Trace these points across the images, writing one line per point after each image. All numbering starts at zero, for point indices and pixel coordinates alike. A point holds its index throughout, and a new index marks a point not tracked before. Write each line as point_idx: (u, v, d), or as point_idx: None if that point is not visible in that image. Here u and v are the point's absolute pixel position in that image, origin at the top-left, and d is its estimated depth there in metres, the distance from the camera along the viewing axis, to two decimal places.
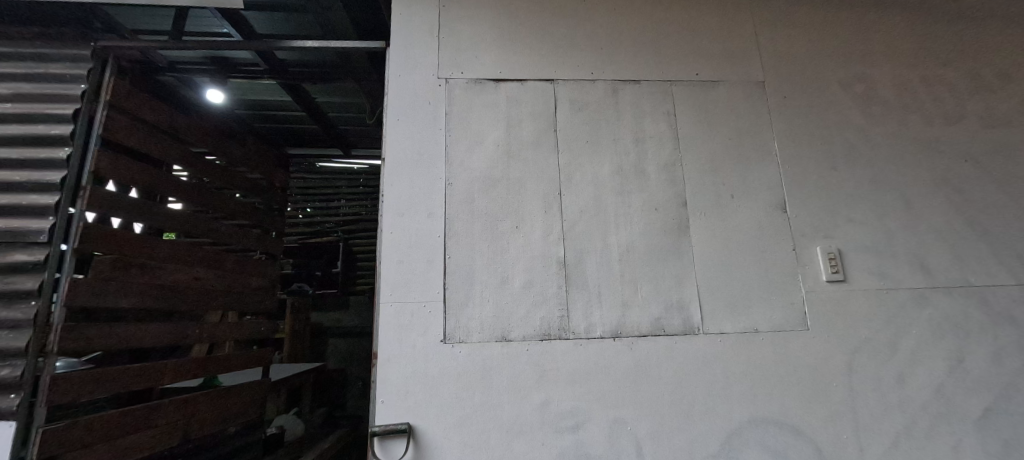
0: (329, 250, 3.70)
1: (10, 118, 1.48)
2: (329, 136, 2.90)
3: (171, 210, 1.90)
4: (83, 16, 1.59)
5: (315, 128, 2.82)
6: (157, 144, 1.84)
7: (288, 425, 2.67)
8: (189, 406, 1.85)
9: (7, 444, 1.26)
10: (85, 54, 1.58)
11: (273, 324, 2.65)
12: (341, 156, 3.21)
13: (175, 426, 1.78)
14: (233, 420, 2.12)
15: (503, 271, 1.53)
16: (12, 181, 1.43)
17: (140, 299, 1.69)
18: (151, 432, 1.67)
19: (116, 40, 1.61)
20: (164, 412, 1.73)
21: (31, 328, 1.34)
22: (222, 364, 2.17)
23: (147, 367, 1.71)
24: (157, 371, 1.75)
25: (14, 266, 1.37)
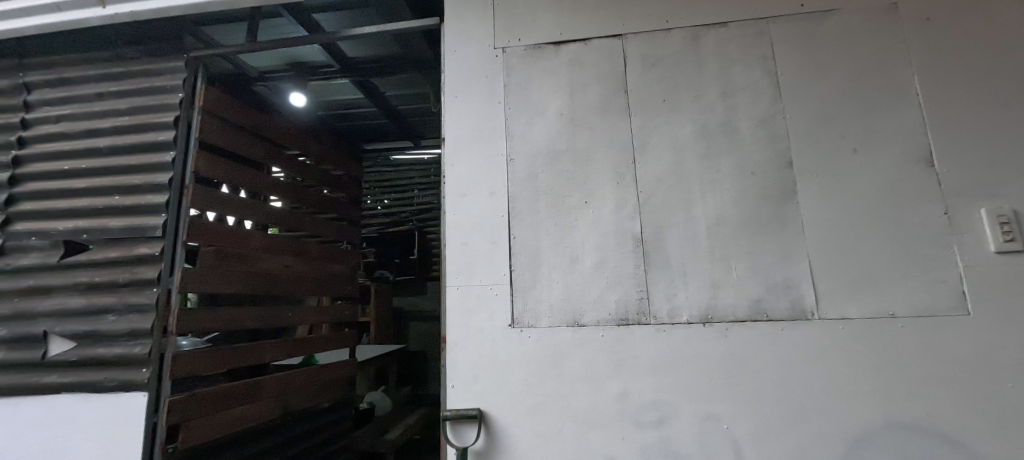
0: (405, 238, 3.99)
1: (129, 128, 1.69)
2: (399, 128, 2.95)
3: (267, 206, 2.09)
4: (176, 32, 1.76)
5: (385, 122, 2.89)
6: (247, 145, 2.00)
7: (377, 401, 2.95)
8: (285, 383, 2.02)
9: (142, 410, 1.46)
10: (180, 66, 1.73)
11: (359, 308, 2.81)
12: (413, 147, 3.31)
13: (274, 402, 1.94)
14: (328, 395, 2.30)
15: (573, 250, 1.41)
16: (133, 183, 1.64)
17: (240, 286, 1.86)
18: (255, 406, 1.85)
19: (204, 49, 1.76)
20: (264, 388, 1.90)
21: (155, 310, 1.53)
22: (315, 345, 2.33)
23: (249, 347, 1.88)
24: (255, 349, 1.94)
25: (140, 257, 1.57)
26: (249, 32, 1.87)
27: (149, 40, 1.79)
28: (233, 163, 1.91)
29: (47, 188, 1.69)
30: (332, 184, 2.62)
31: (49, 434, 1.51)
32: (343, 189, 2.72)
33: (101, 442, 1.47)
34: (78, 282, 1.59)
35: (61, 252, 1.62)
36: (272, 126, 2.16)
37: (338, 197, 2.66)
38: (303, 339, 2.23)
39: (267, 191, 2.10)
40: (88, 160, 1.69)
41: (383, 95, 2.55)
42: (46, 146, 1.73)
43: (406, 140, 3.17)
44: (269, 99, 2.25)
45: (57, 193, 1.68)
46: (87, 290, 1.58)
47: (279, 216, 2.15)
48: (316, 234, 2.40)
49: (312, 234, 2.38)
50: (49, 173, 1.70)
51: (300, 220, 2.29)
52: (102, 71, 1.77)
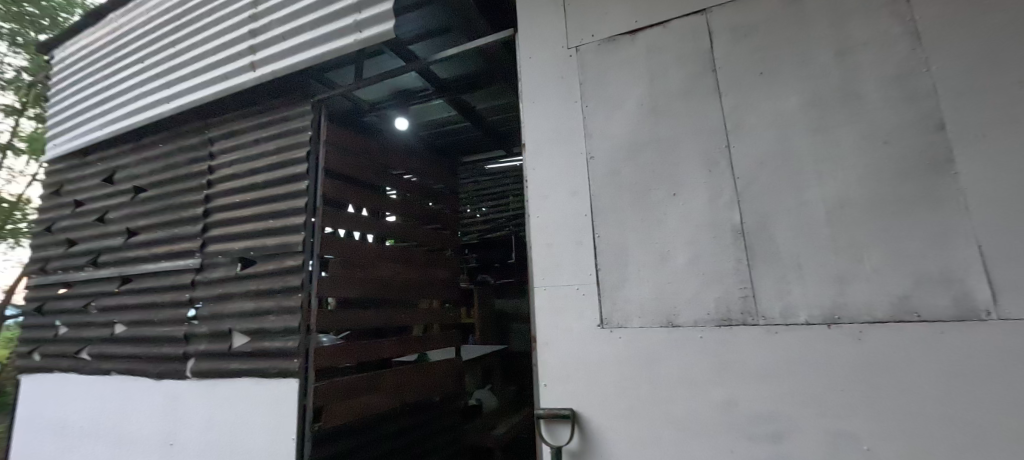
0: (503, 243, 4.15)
1: (279, 164, 2.12)
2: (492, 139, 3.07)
3: (380, 221, 2.42)
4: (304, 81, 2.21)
5: (478, 135, 3.04)
6: (362, 169, 2.35)
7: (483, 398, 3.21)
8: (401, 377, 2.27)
9: (297, 391, 1.76)
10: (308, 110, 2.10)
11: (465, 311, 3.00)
12: (505, 155, 3.37)
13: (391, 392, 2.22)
14: (438, 390, 2.52)
15: (663, 246, 1.32)
16: (282, 208, 2.02)
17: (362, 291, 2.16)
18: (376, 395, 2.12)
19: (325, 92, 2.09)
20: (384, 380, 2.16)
21: (301, 310, 1.84)
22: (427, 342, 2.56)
23: (371, 345, 2.15)
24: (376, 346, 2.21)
25: (288, 269, 1.91)
26: (359, 72, 2.17)
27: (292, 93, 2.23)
28: (351, 185, 2.27)
29: (231, 217, 2.20)
30: (434, 197, 2.93)
31: (236, 409, 1.92)
32: (442, 202, 3.00)
33: (270, 419, 1.82)
34: (248, 289, 2.00)
35: (238, 265, 2.09)
36: (380, 152, 2.49)
37: (438, 208, 2.93)
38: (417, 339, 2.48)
39: (380, 207, 2.44)
40: (253, 192, 2.17)
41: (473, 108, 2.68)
42: (231, 185, 2.27)
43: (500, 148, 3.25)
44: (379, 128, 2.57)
45: (236, 220, 2.17)
46: (254, 295, 1.98)
47: (390, 228, 2.48)
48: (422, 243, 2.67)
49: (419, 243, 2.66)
50: (232, 205, 2.23)
51: (407, 231, 2.60)
52: (263, 122, 2.28)
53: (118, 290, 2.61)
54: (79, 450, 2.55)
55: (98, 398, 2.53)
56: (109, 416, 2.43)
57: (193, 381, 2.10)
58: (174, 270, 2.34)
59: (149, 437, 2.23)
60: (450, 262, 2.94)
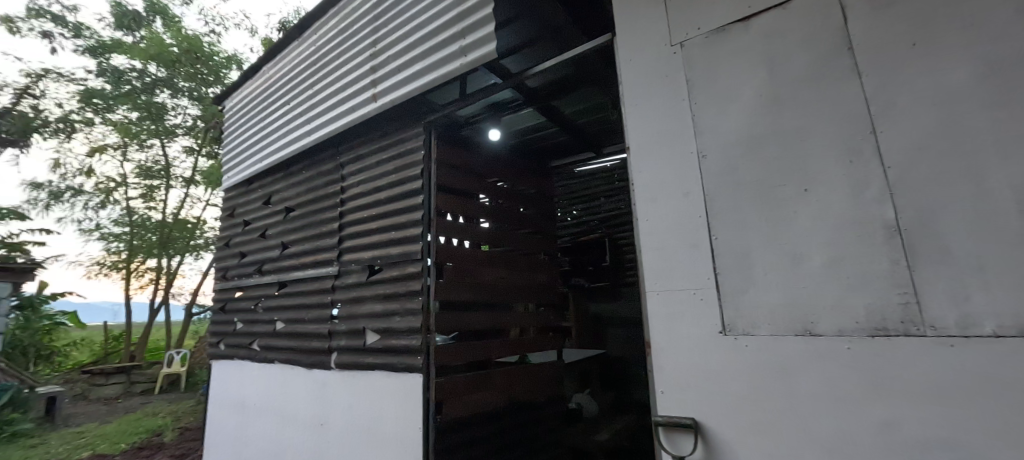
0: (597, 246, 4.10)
1: (399, 181, 2.40)
2: (581, 141, 3.08)
3: (480, 229, 2.55)
4: (414, 107, 2.44)
5: (568, 139, 3.08)
6: (465, 181, 2.53)
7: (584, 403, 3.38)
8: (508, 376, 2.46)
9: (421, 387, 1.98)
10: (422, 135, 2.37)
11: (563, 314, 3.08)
12: (594, 158, 3.30)
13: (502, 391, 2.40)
14: (539, 393, 2.63)
15: (794, 248, 1.21)
16: (403, 221, 2.28)
17: (471, 296, 2.33)
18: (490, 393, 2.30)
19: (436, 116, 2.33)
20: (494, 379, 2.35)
21: (422, 313, 2.07)
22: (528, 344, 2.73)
23: (479, 346, 2.32)
24: (484, 347, 2.38)
25: (410, 274, 2.16)
26: (463, 93, 2.37)
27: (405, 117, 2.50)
28: (456, 197, 2.44)
29: (361, 229, 2.54)
30: (529, 203, 3.04)
31: (372, 399, 2.20)
32: (537, 208, 3.12)
33: (401, 409, 2.05)
34: (377, 293, 2.29)
35: (368, 272, 2.41)
36: (481, 164, 2.69)
37: (534, 214, 3.05)
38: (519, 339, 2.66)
39: (480, 216, 2.60)
40: (378, 207, 2.48)
41: (565, 113, 2.72)
42: (360, 202, 2.63)
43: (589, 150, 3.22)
44: (481, 142, 2.75)
45: (365, 232, 2.50)
46: (382, 298, 2.27)
47: (489, 235, 2.61)
48: (520, 249, 2.82)
49: (518, 248, 2.82)
50: (361, 219, 2.57)
51: (505, 237, 2.72)
52: (385, 145, 2.60)
53: (277, 293, 3.14)
54: (254, 426, 3.10)
55: (266, 383, 3.06)
56: (275, 397, 2.93)
57: (337, 372, 2.44)
58: (319, 277, 2.77)
59: (305, 417, 2.64)
60: (547, 267, 3.04)
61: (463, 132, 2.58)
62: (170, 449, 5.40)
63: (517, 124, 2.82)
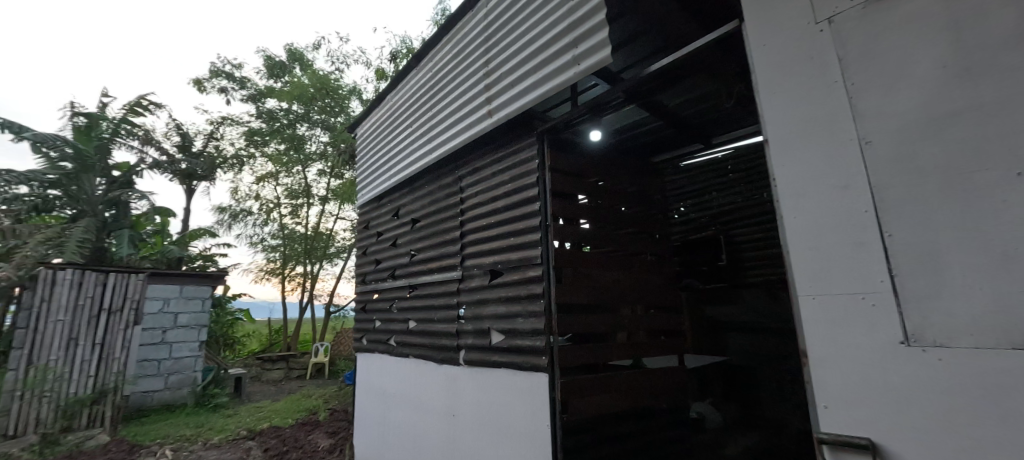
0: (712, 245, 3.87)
1: (516, 191, 2.55)
2: (688, 133, 2.99)
3: (580, 228, 2.55)
4: (527, 120, 2.58)
5: (672, 133, 2.98)
6: (566, 184, 2.52)
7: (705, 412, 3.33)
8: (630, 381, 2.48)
9: (545, 386, 2.08)
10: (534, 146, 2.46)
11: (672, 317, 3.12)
12: (702, 148, 3.28)
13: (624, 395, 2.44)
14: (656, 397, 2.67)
15: (1005, 245, 1.00)
16: (521, 227, 2.43)
17: (580, 295, 2.41)
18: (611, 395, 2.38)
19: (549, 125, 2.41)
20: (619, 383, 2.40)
21: (544, 315, 2.18)
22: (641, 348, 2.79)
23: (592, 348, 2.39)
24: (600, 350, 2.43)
25: (531, 277, 2.29)
26: (572, 102, 2.44)
27: (516, 129, 2.64)
28: (562, 200, 2.47)
29: (482, 237, 2.75)
30: (630, 202, 3.00)
31: (500, 395, 2.38)
32: (640, 204, 3.09)
33: (529, 407, 2.17)
34: (500, 295, 2.49)
35: (490, 275, 2.62)
36: (588, 167, 2.72)
37: (636, 212, 3.04)
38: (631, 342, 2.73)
39: (581, 216, 2.59)
40: (496, 216, 2.67)
41: (673, 108, 2.62)
42: (478, 211, 2.85)
43: (696, 142, 3.17)
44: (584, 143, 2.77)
45: (486, 239, 2.71)
46: (505, 300, 2.45)
47: (589, 234, 2.60)
48: (624, 250, 2.87)
49: (622, 249, 2.86)
50: (481, 228, 2.78)
51: (603, 236, 2.71)
52: (499, 157, 2.78)
53: (410, 294, 3.52)
54: (394, 413, 3.50)
55: (402, 375, 3.46)
56: (411, 389, 3.29)
57: (466, 368, 2.68)
58: (445, 280, 3.05)
59: (438, 408, 2.92)
60: (653, 268, 3.07)
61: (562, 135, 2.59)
62: (325, 425, 6.36)
63: (620, 124, 2.83)
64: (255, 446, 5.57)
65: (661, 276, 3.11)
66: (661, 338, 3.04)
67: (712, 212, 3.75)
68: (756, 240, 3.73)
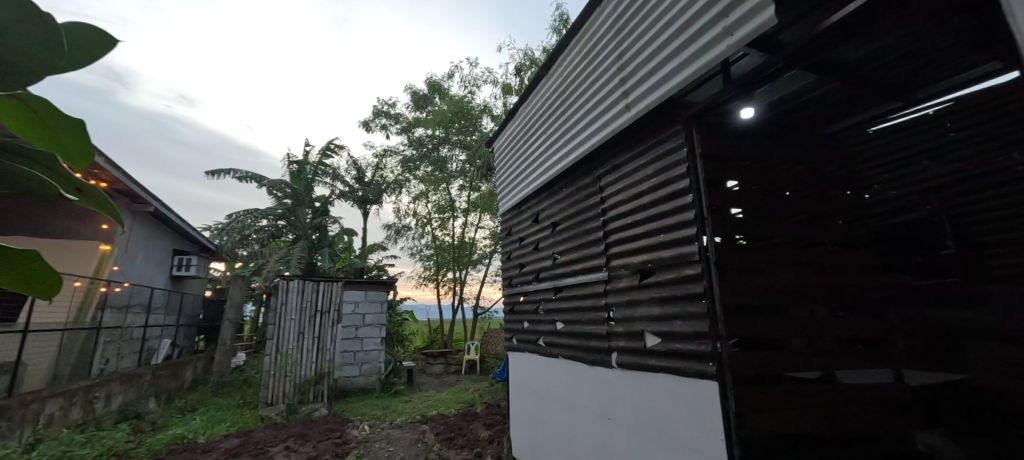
0: (929, 230, 3.06)
1: (663, 185, 2.41)
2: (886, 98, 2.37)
3: (731, 217, 2.22)
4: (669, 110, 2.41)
5: (860, 105, 2.43)
6: (710, 170, 2.22)
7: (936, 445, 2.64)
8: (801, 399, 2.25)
9: (716, 395, 1.97)
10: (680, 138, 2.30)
11: (866, 323, 2.61)
12: (905, 109, 2.51)
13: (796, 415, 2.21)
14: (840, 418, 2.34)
15: None
16: (672, 222, 2.31)
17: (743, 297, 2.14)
18: (784, 416, 2.17)
19: (696, 109, 2.22)
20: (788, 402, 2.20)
21: (708, 318, 2.04)
22: (830, 359, 2.40)
23: (765, 355, 2.13)
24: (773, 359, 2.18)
25: (689, 276, 2.16)
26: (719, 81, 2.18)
27: (657, 119, 2.50)
28: (711, 188, 2.19)
29: (627, 236, 2.67)
30: (791, 184, 2.53)
31: (661, 401, 2.29)
32: (816, 187, 2.60)
33: (697, 413, 2.07)
34: (653, 296, 2.40)
35: (640, 275, 2.53)
36: (744, 147, 2.38)
37: (810, 195, 2.58)
38: (817, 352, 2.36)
39: (731, 204, 2.25)
40: (642, 213, 2.56)
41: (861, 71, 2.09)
42: (621, 210, 2.76)
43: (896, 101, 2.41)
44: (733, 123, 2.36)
45: (633, 238, 2.62)
46: (660, 301, 2.35)
47: (739, 223, 2.25)
48: (800, 240, 2.46)
49: (791, 239, 2.44)
50: (625, 226, 2.70)
51: (757, 227, 2.31)
52: (640, 151, 2.65)
53: (555, 296, 3.60)
54: (547, 410, 3.61)
55: (553, 374, 3.54)
56: (562, 389, 3.35)
57: (618, 370, 2.65)
58: (589, 281, 3.04)
59: (592, 410, 2.90)
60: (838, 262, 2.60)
61: (704, 117, 2.26)
62: (483, 417, 6.88)
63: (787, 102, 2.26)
64: (428, 429, 6.37)
65: (847, 273, 2.63)
66: (858, 346, 2.55)
67: (919, 187, 2.99)
68: (1002, 222, 2.79)
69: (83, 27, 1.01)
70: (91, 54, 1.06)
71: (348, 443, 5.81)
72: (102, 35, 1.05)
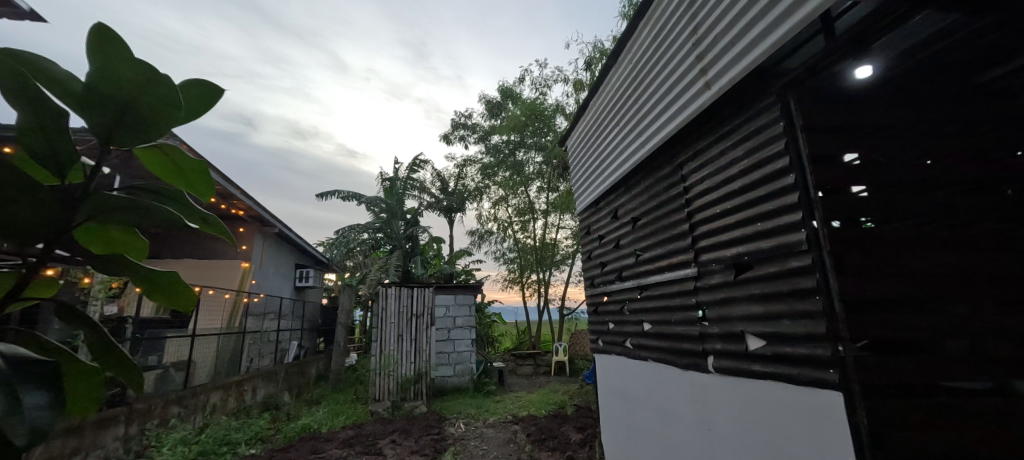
0: None
1: (756, 168, 2.15)
2: None
3: (852, 196, 1.92)
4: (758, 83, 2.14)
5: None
6: (818, 145, 1.90)
7: None
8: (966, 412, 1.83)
9: (841, 408, 1.69)
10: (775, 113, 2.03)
11: None
12: None
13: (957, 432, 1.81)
14: None
15: None
16: (770, 209, 2.04)
17: (876, 289, 1.82)
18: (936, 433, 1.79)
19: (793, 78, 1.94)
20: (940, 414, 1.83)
21: (824, 317, 1.76)
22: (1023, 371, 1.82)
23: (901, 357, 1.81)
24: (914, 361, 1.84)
25: (796, 269, 1.89)
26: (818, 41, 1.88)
27: (745, 94, 2.22)
28: (823, 165, 1.88)
29: (716, 228, 2.42)
30: None
31: (771, 412, 2.02)
32: None
33: (817, 427, 1.79)
34: (752, 293, 2.13)
35: (735, 270, 2.27)
36: (875, 112, 1.98)
37: None
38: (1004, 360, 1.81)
39: (850, 182, 1.94)
40: (733, 201, 2.30)
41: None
42: (708, 199, 2.52)
43: None
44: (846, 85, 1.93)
45: (723, 229, 2.36)
46: (761, 298, 2.09)
47: (863, 203, 1.93)
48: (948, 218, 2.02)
49: (971, 219, 1.88)
50: (713, 217, 2.45)
51: (887, 205, 1.96)
52: (726, 133, 2.39)
53: (640, 295, 3.39)
54: (638, 416, 3.41)
55: (642, 378, 3.34)
56: (654, 394, 3.14)
57: (717, 375, 2.40)
58: (676, 279, 2.81)
59: (688, 418, 2.67)
60: None
61: (809, 82, 1.94)
62: (574, 420, 6.76)
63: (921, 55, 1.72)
64: (520, 430, 6.43)
65: None
66: None
67: None
68: None
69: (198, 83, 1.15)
70: (203, 106, 1.21)
71: (446, 439, 6.07)
72: (211, 86, 1.18)
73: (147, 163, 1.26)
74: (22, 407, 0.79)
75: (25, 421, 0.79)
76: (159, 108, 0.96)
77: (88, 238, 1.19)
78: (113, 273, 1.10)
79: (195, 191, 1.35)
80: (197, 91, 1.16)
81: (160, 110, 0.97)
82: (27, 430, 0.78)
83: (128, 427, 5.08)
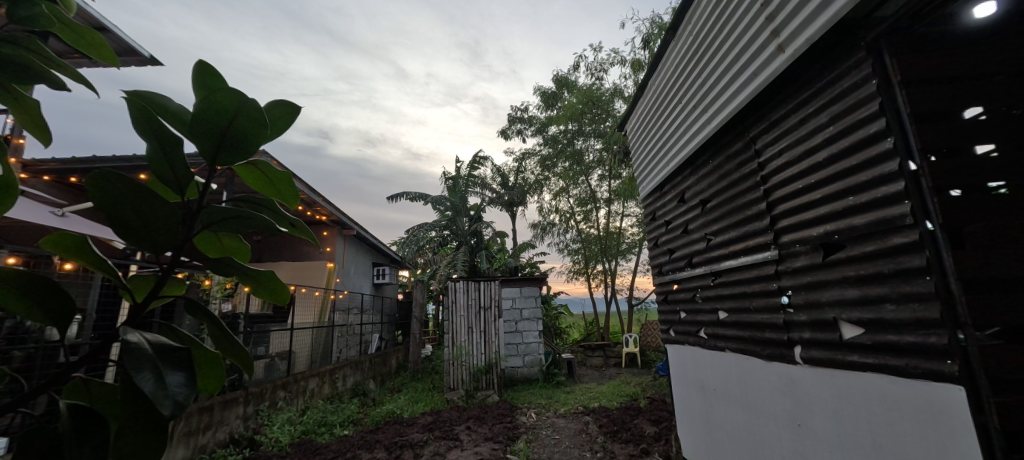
0: None
1: (845, 136, 1.92)
2: None
3: (977, 157, 1.59)
4: (845, 39, 1.90)
5: None
6: (934, 99, 1.61)
7: None
8: None
9: (967, 404, 1.47)
10: (867, 71, 1.79)
11: None
12: None
13: None
14: None
15: None
16: (866, 180, 1.81)
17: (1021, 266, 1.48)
18: None
19: (886, 29, 1.70)
20: None
21: (937, 300, 1.53)
22: None
23: None
24: None
25: (899, 247, 1.66)
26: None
27: (829, 53, 1.99)
28: (939, 123, 1.60)
29: (799, 206, 2.20)
30: None
31: (877, 405, 1.80)
32: None
33: (933, 425, 1.58)
34: (846, 275, 1.91)
35: (823, 251, 2.05)
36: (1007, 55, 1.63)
37: None
38: None
39: (979, 140, 1.61)
40: (817, 174, 2.08)
41: None
42: (787, 174, 2.29)
43: None
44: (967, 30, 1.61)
45: (807, 207, 2.14)
46: (857, 281, 1.86)
47: (996, 164, 1.59)
48: None
49: None
50: (794, 194, 2.23)
51: None
52: (806, 99, 2.16)
53: (713, 283, 3.19)
54: (719, 410, 3.20)
55: (722, 369, 3.13)
56: (737, 387, 2.93)
57: (807, 366, 2.19)
58: (754, 263, 2.60)
59: (776, 413, 2.46)
60: None
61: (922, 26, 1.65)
62: (648, 412, 6.58)
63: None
64: (592, 421, 6.37)
65: None
66: None
67: None
68: None
69: (278, 104, 1.23)
70: (286, 122, 1.30)
71: (519, 427, 6.19)
72: (291, 103, 1.26)
73: (250, 180, 1.39)
74: (168, 385, 0.92)
75: (174, 397, 0.92)
76: (248, 130, 1.05)
77: (204, 243, 1.34)
78: (229, 273, 1.23)
79: (285, 199, 1.45)
80: (281, 110, 1.24)
81: (255, 130, 1.06)
82: (175, 403, 0.90)
83: (247, 407, 5.76)
